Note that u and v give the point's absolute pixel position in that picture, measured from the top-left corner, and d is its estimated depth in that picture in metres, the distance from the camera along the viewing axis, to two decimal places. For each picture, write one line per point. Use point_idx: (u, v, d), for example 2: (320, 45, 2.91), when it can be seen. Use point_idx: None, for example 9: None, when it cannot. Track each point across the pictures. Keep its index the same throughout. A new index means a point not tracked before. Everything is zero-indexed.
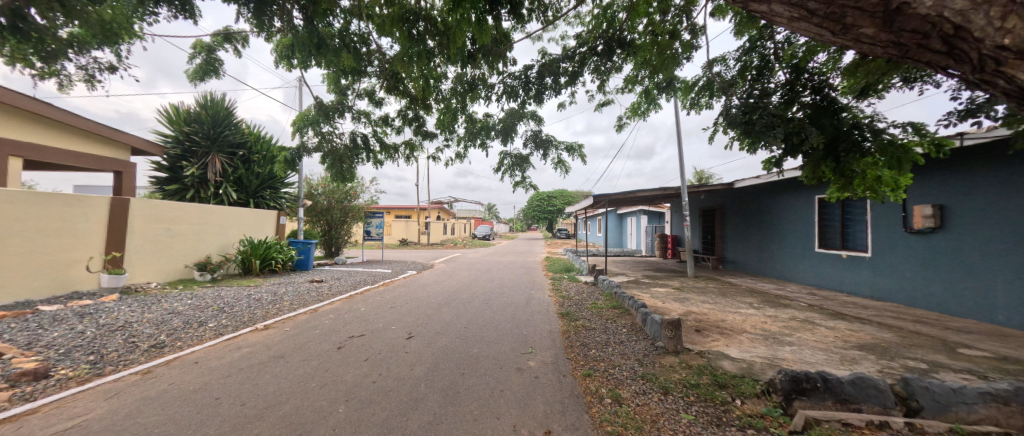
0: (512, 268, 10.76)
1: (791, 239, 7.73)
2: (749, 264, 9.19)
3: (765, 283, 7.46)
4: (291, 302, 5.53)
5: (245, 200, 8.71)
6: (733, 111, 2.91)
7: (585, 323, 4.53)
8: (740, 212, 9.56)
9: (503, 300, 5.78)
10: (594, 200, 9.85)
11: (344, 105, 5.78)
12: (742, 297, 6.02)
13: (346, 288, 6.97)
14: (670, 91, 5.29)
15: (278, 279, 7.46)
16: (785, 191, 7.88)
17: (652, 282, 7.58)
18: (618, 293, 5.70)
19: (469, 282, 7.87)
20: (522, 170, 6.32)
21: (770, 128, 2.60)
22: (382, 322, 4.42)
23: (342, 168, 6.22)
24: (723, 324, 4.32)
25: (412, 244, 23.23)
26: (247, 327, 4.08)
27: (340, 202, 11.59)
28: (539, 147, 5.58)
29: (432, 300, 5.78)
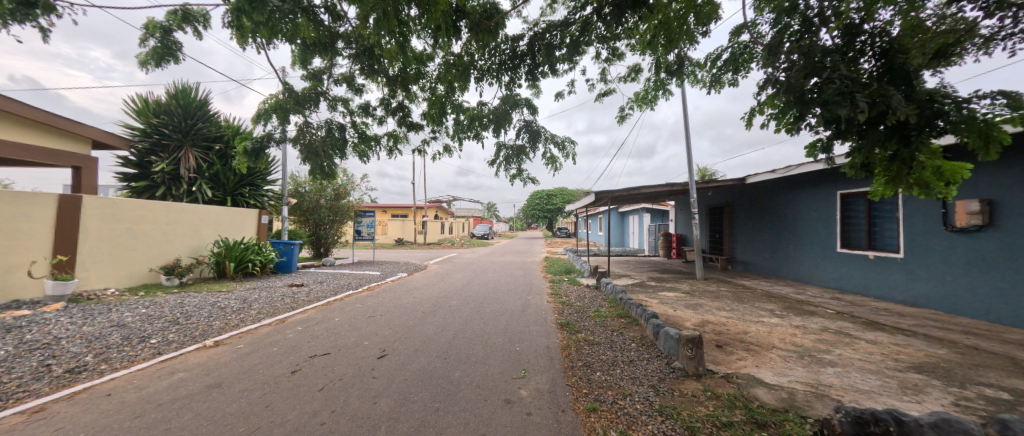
0: (509, 270, 10.18)
1: (809, 238, 7.14)
2: (762, 265, 8.59)
3: (782, 286, 6.87)
4: (259, 311, 4.95)
5: (222, 198, 8.14)
6: (786, 75, 2.27)
7: (587, 336, 3.95)
8: (751, 209, 8.99)
9: (495, 308, 5.19)
10: (595, 197, 9.26)
11: (319, 92, 5.18)
12: (761, 303, 5.44)
13: (327, 293, 6.40)
14: (680, 75, 4.69)
15: (255, 283, 6.87)
16: (802, 186, 7.30)
17: (659, 285, 7.01)
18: (623, 299, 5.13)
19: (462, 286, 7.30)
20: (518, 163, 5.75)
21: (844, 93, 1.96)
22: (355, 336, 3.84)
23: (321, 162, 5.57)
24: (747, 338, 3.74)
25: (408, 244, 22.70)
26: (193, 345, 3.48)
27: (328, 200, 11.01)
28: (534, 140, 5.01)
29: (417, 308, 5.21)
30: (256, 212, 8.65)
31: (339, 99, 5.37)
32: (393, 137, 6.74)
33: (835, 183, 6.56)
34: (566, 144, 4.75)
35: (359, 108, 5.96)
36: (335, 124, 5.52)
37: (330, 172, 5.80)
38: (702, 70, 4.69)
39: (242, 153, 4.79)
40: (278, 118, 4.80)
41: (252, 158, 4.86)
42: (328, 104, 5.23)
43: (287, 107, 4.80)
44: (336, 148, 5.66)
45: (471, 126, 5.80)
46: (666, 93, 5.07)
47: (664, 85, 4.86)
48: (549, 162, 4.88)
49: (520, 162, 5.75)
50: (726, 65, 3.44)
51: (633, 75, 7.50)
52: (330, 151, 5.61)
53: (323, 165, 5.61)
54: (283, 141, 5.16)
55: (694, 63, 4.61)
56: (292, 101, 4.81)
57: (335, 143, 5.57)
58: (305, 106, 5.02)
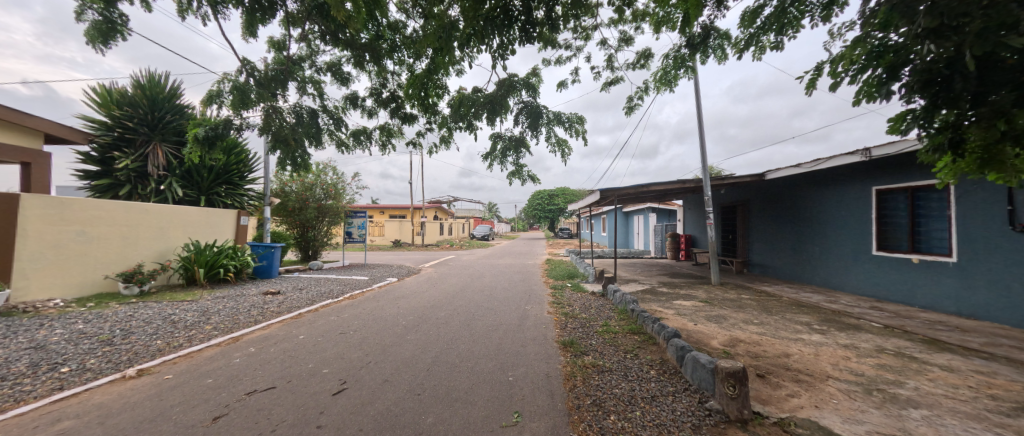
0: (507, 274, 9.51)
1: (839, 239, 6.44)
2: (783, 269, 7.87)
3: (810, 294, 6.16)
4: (214, 326, 4.29)
5: (195, 197, 7.53)
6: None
7: (594, 360, 3.27)
8: (769, 208, 8.30)
9: (488, 322, 4.51)
10: (600, 195, 8.57)
11: (287, 72, 4.53)
12: (793, 315, 4.74)
13: (302, 303, 5.72)
14: (703, 49, 4.02)
15: (226, 292, 6.22)
16: (829, 182, 6.60)
17: (672, 292, 6.32)
18: (635, 311, 4.43)
19: (454, 293, 6.62)
20: (517, 155, 5.09)
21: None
22: (315, 361, 3.17)
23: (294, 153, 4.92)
24: (793, 363, 3.05)
25: (406, 246, 22.05)
26: (110, 376, 2.82)
27: (316, 200, 10.36)
28: (532, 127, 4.37)
29: (398, 321, 4.54)
30: (234, 213, 8.06)
31: (312, 83, 4.74)
32: (381, 128, 6.10)
33: (870, 178, 5.85)
34: (573, 122, 4.10)
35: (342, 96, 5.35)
36: (306, 109, 4.88)
37: (303, 164, 5.21)
38: (729, 43, 4.02)
39: (194, 141, 4.16)
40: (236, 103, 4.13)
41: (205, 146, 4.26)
42: (297, 86, 4.58)
43: (245, 87, 4.06)
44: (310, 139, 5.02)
45: (463, 114, 5.09)
46: (687, 71, 4.40)
47: (685, 62, 4.20)
48: (555, 146, 4.24)
49: (518, 152, 5.09)
50: (766, 26, 2.81)
51: (643, 61, 6.86)
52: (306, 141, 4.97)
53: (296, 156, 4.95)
54: (246, 129, 4.51)
55: (721, 35, 3.93)
56: (254, 85, 4.15)
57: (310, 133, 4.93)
58: (271, 89, 4.36)
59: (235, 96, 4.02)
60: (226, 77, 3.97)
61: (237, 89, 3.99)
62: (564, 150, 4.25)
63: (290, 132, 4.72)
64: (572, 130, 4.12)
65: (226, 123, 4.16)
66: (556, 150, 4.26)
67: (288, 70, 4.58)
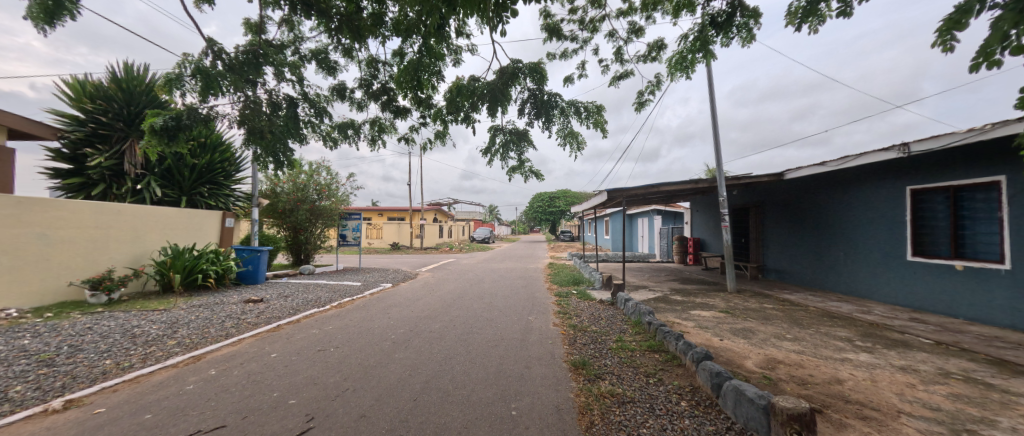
0: (508, 279, 9.02)
1: (868, 243, 5.93)
2: (803, 275, 7.36)
3: (837, 303, 5.66)
4: (178, 342, 3.81)
5: (176, 197, 7.08)
6: None
7: (612, 387, 2.76)
8: (787, 210, 7.81)
9: (487, 338, 4.01)
10: (607, 196, 8.09)
11: (260, 55, 4.04)
12: (828, 328, 4.24)
13: (285, 312, 5.24)
14: (728, 28, 3.46)
15: (203, 300, 5.74)
16: (856, 182, 6.11)
17: (687, 301, 5.81)
18: (653, 325, 3.93)
19: (451, 301, 6.13)
20: (519, 150, 4.62)
21: None
22: (281, 389, 2.67)
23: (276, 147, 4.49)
24: (850, 395, 2.55)
25: (404, 249, 21.54)
26: (29, 409, 2.33)
27: (308, 202, 9.86)
28: (538, 118, 3.92)
29: (386, 336, 4.04)
30: (219, 214, 7.63)
31: (292, 70, 4.29)
32: (372, 122, 5.68)
33: (904, 177, 5.36)
34: (591, 112, 3.64)
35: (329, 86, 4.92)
36: (286, 99, 4.43)
37: (287, 161, 4.70)
38: (758, 22, 3.49)
39: (150, 133, 3.85)
40: (203, 88, 3.65)
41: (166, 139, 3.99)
42: (274, 73, 4.11)
43: (210, 70, 3.61)
44: (291, 135, 4.56)
45: (461, 106, 4.64)
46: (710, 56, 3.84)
47: (708, 44, 3.60)
48: (566, 138, 3.78)
49: (522, 146, 4.62)
50: None
51: (654, 53, 6.43)
52: (289, 134, 4.52)
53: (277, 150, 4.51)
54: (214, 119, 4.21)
55: (750, 12, 3.41)
56: (223, 70, 3.72)
57: (291, 127, 4.48)
58: (243, 75, 3.94)
59: (199, 80, 3.57)
60: (188, 59, 3.53)
61: (200, 71, 3.53)
62: (575, 143, 3.79)
63: (268, 123, 4.26)
64: (587, 121, 3.69)
65: (190, 111, 3.89)
66: (567, 142, 3.80)
67: (262, 53, 4.08)
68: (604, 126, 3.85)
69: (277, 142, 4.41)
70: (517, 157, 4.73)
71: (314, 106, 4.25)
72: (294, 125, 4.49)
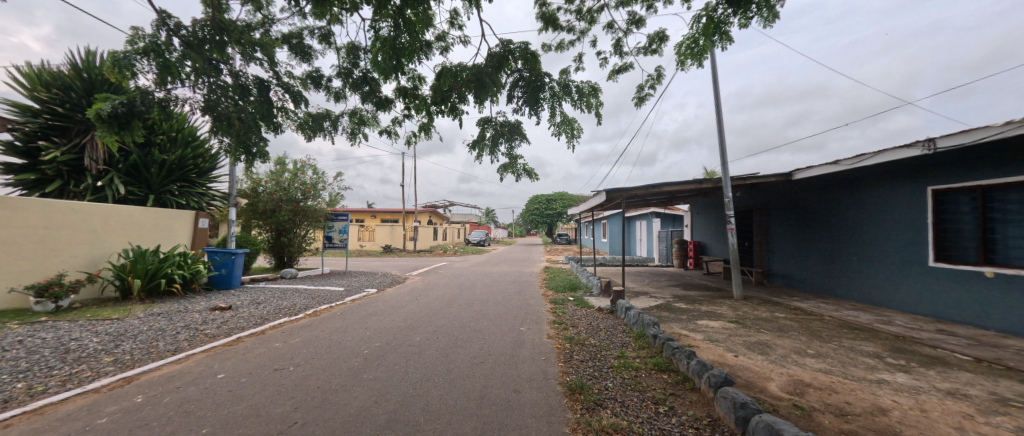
0: (501, 284, 8.56)
1: (886, 248, 5.52)
2: (814, 281, 6.96)
3: (854, 312, 5.25)
4: (116, 359, 3.31)
5: (144, 196, 6.60)
6: None
7: (619, 419, 2.29)
8: (795, 212, 7.41)
9: (472, 353, 3.54)
10: (606, 197, 7.66)
11: (221, 28, 3.51)
12: (851, 343, 3.82)
13: (253, 320, 4.76)
14: (746, 8, 3.05)
15: (165, 308, 5.23)
16: (872, 182, 5.74)
17: (693, 309, 5.39)
18: (660, 339, 3.48)
19: (438, 309, 5.66)
20: (510, 142, 4.17)
21: None
22: (213, 424, 2.18)
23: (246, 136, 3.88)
24: (900, 430, 2.12)
25: (396, 252, 20.97)
26: None
27: (291, 202, 9.35)
28: (529, 106, 3.52)
29: (358, 350, 3.57)
30: (192, 214, 7.13)
31: (265, 52, 3.78)
32: (351, 114, 5.24)
33: (925, 177, 4.99)
34: (587, 93, 3.24)
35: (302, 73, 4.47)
36: (255, 80, 3.90)
37: (262, 153, 4.20)
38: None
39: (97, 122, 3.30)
40: (160, 70, 3.18)
41: (117, 127, 3.46)
42: (240, 53, 3.68)
43: (166, 50, 3.18)
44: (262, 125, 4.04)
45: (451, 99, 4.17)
46: (724, 41, 3.41)
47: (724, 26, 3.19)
48: (559, 127, 3.37)
49: (515, 141, 4.17)
50: None
51: (655, 46, 6.06)
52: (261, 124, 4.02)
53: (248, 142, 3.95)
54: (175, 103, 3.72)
55: None
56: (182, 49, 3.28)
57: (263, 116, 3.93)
58: (205, 57, 3.51)
59: (154, 62, 3.13)
60: (138, 35, 3.10)
61: (152, 49, 3.09)
62: (569, 132, 3.38)
63: (236, 110, 3.71)
64: (582, 105, 3.27)
65: (143, 95, 3.39)
66: (561, 131, 3.38)
67: (226, 26, 3.57)
68: (599, 110, 3.42)
69: (247, 132, 3.85)
70: (508, 152, 4.29)
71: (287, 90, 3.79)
72: (266, 112, 3.94)
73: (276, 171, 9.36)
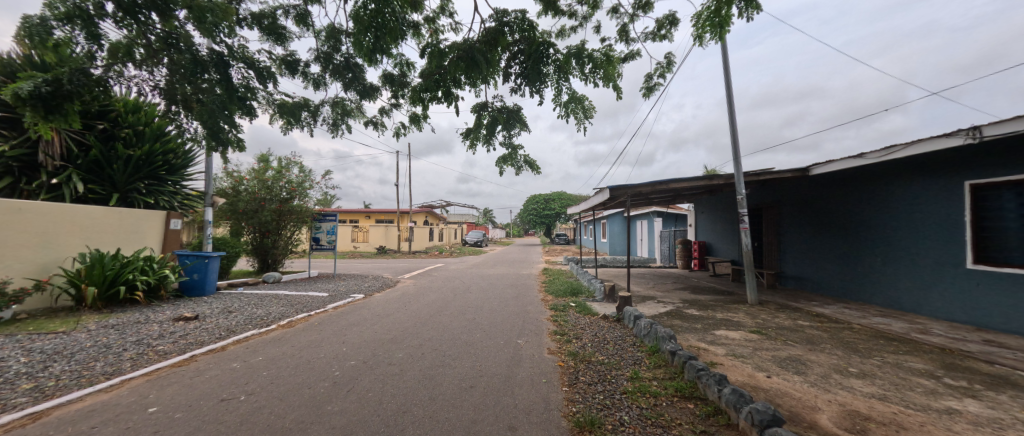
0: (497, 288, 8.05)
1: (917, 249, 5.07)
2: (832, 284, 6.51)
3: (884, 319, 4.78)
4: (35, 385, 2.77)
5: (108, 195, 6.10)
6: None
7: None
8: (811, 210, 6.96)
9: (462, 375, 3.03)
10: (608, 194, 7.18)
11: None
12: (896, 358, 3.35)
13: (217, 332, 4.23)
14: None
15: (123, 319, 4.70)
16: (900, 177, 5.29)
17: (706, 317, 4.92)
18: (680, 356, 2.99)
19: (427, 318, 5.16)
20: (508, 131, 3.71)
21: None
22: None
23: (213, 120, 3.13)
24: None
25: (391, 253, 20.38)
26: None
27: (274, 201, 8.82)
28: (528, 87, 3.09)
29: (328, 372, 3.05)
30: (163, 215, 6.61)
31: (224, 22, 2.96)
32: (333, 103, 4.57)
33: (962, 170, 4.54)
34: (599, 65, 2.92)
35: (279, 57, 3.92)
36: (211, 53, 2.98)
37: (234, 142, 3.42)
38: None
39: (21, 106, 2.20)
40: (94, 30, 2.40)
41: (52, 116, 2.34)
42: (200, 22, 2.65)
43: (100, 16, 2.40)
44: (231, 112, 3.25)
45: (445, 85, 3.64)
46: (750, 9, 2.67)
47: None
48: (568, 106, 3.11)
49: (514, 129, 3.72)
50: None
51: (664, 30, 5.58)
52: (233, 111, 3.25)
53: (217, 129, 3.21)
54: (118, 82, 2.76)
55: None
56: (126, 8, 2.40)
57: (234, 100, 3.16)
58: (148, 26, 2.69)
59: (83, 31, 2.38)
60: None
61: (77, 15, 2.33)
62: (578, 111, 3.13)
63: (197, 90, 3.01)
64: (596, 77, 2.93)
65: (78, 71, 2.36)
66: (570, 111, 3.13)
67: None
68: (616, 83, 3.11)
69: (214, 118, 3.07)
70: (506, 142, 3.82)
71: (251, 66, 3.27)
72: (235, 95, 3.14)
73: (259, 168, 8.84)
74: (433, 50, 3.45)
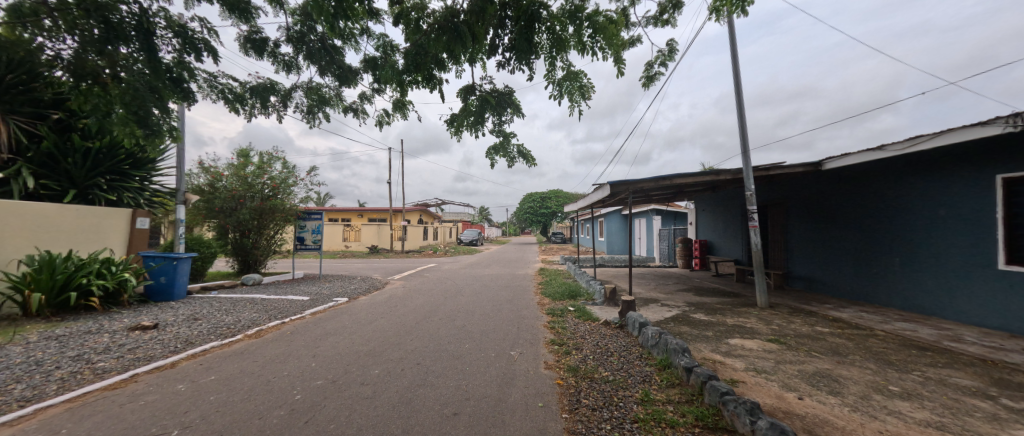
0: (491, 290, 7.62)
1: (943, 248, 4.69)
2: (845, 285, 6.16)
3: (908, 325, 4.41)
4: None
5: (65, 191, 5.60)
6: None
7: None
8: (822, 207, 6.59)
9: (444, 398, 2.60)
10: (608, 190, 6.76)
11: None
12: (937, 373, 2.97)
13: (173, 344, 3.75)
14: None
15: (70, 329, 4.19)
16: (924, 171, 4.91)
17: (717, 323, 4.52)
18: (700, 374, 2.57)
19: (412, 324, 4.72)
20: (497, 116, 3.32)
21: None
22: None
23: (140, 106, 2.58)
24: None
25: (383, 253, 19.87)
26: None
27: (255, 198, 8.36)
28: (517, 62, 2.63)
29: (287, 396, 2.60)
30: (128, 214, 6.11)
31: None
32: (307, 88, 4.03)
33: (994, 162, 4.17)
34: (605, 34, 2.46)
35: (241, 36, 3.46)
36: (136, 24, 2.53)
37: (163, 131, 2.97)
38: None
39: None
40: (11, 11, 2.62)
41: None
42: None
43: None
44: (163, 97, 2.69)
45: (426, 65, 3.21)
46: None
47: None
48: (563, 87, 2.73)
49: (505, 114, 3.33)
50: None
51: (668, 14, 5.17)
52: (165, 95, 2.70)
53: (145, 116, 2.68)
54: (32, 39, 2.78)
55: None
56: None
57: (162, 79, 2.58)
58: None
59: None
60: None
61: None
62: (574, 90, 2.75)
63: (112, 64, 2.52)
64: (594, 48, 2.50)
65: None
66: (564, 92, 2.76)
67: None
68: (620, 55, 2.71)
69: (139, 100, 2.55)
70: (497, 129, 3.41)
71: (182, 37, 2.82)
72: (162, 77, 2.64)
73: (238, 164, 8.33)
74: (416, 26, 2.96)
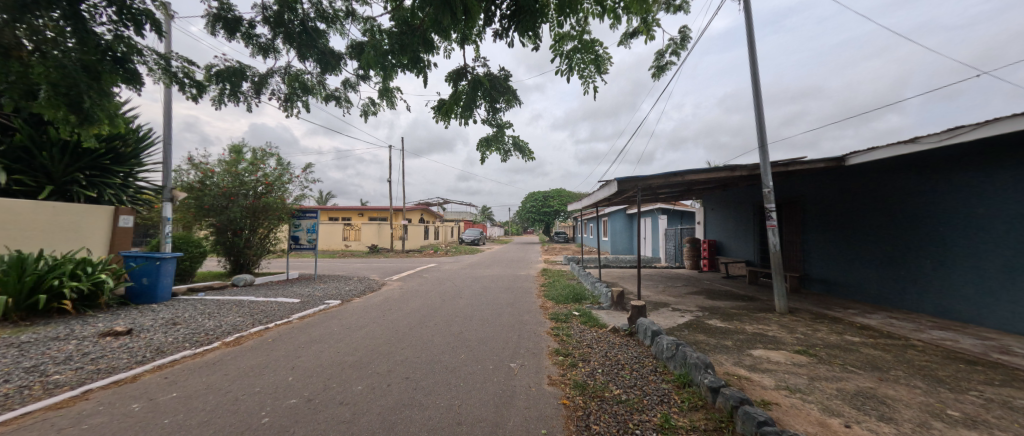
0: (491, 293, 7.28)
1: (983, 250, 4.29)
2: (869, 288, 5.76)
3: (946, 334, 4.02)
4: None
5: (41, 187, 5.34)
6: None
7: None
8: (844, 206, 6.19)
9: (434, 423, 2.24)
10: (615, 188, 6.39)
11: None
12: (1000, 394, 2.59)
13: (142, 353, 3.42)
14: None
15: (35, 334, 3.86)
16: (962, 165, 4.51)
17: (735, 331, 4.16)
18: (732, 397, 2.20)
19: (405, 331, 4.39)
20: (493, 103, 2.96)
21: None
22: None
23: (74, 91, 2.12)
24: None
25: (383, 253, 19.57)
26: None
27: (246, 197, 8.04)
28: (519, 32, 2.23)
29: (253, 419, 2.25)
30: (111, 212, 5.84)
31: None
32: (288, 75, 3.67)
33: None
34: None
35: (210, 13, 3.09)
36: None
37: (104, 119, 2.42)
38: None
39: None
40: None
41: None
42: None
43: None
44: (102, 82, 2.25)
45: (412, 47, 2.92)
46: None
47: None
48: (574, 61, 2.43)
49: (500, 101, 2.98)
50: None
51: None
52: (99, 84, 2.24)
53: (78, 103, 2.19)
54: None
55: None
56: None
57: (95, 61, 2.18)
58: None
59: None
60: None
61: None
62: (587, 62, 2.43)
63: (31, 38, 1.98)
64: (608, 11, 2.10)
65: None
66: (575, 66, 2.47)
67: None
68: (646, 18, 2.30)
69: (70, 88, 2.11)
70: (492, 119, 3.05)
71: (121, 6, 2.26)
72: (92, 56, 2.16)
73: (230, 161, 8.02)
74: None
